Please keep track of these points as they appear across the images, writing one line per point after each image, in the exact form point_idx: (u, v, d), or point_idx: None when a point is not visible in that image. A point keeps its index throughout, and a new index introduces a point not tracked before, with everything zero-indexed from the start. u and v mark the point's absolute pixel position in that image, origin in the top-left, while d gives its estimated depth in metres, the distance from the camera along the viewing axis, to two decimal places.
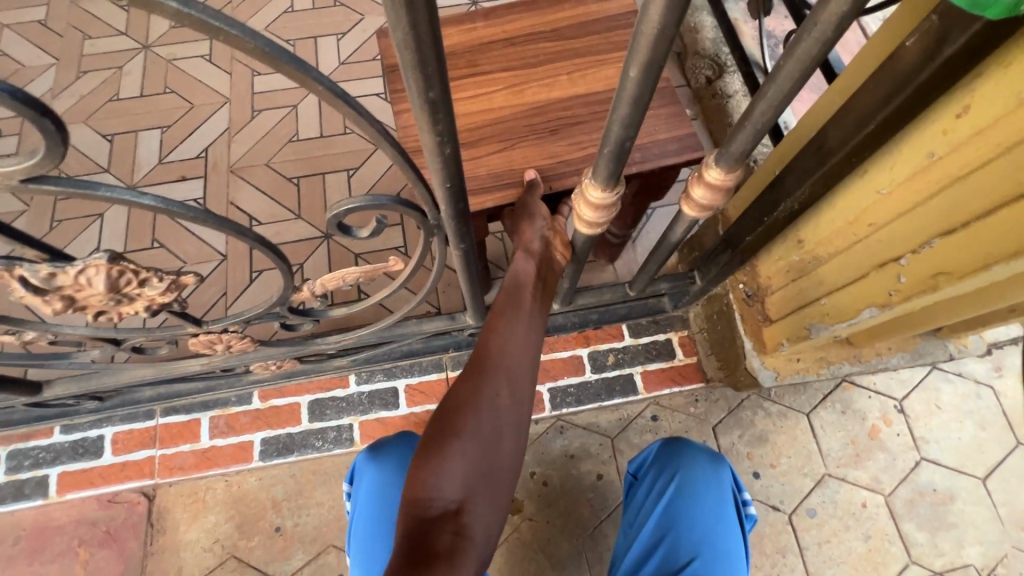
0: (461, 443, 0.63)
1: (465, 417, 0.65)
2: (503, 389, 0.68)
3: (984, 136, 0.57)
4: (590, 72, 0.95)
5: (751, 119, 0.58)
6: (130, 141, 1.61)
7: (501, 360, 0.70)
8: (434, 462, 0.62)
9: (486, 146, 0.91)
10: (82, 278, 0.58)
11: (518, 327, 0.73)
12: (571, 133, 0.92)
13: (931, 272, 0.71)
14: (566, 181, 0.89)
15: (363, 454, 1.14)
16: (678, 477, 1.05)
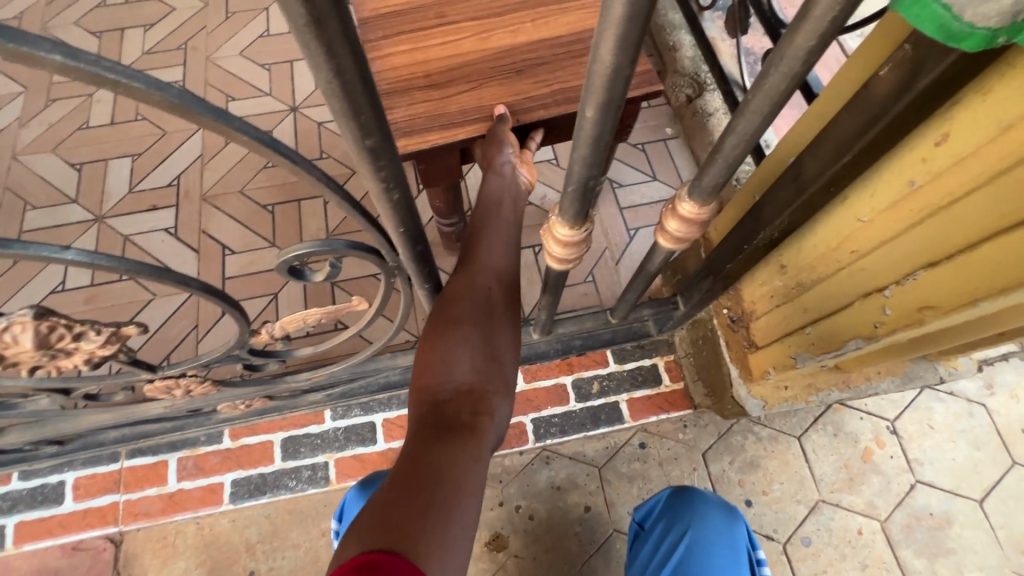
0: (462, 333, 0.67)
1: (463, 311, 0.69)
2: (494, 284, 0.72)
3: (964, 165, 0.54)
4: (555, 18, 0.89)
5: (722, 153, 0.56)
6: (100, 169, 1.57)
7: (490, 259, 0.74)
8: (439, 350, 0.66)
9: (453, 89, 0.87)
10: (7, 336, 0.53)
11: (497, 232, 0.77)
12: (538, 73, 0.87)
13: (916, 305, 0.68)
14: (534, 115, 0.86)
15: (354, 490, 1.08)
16: (687, 535, 0.97)
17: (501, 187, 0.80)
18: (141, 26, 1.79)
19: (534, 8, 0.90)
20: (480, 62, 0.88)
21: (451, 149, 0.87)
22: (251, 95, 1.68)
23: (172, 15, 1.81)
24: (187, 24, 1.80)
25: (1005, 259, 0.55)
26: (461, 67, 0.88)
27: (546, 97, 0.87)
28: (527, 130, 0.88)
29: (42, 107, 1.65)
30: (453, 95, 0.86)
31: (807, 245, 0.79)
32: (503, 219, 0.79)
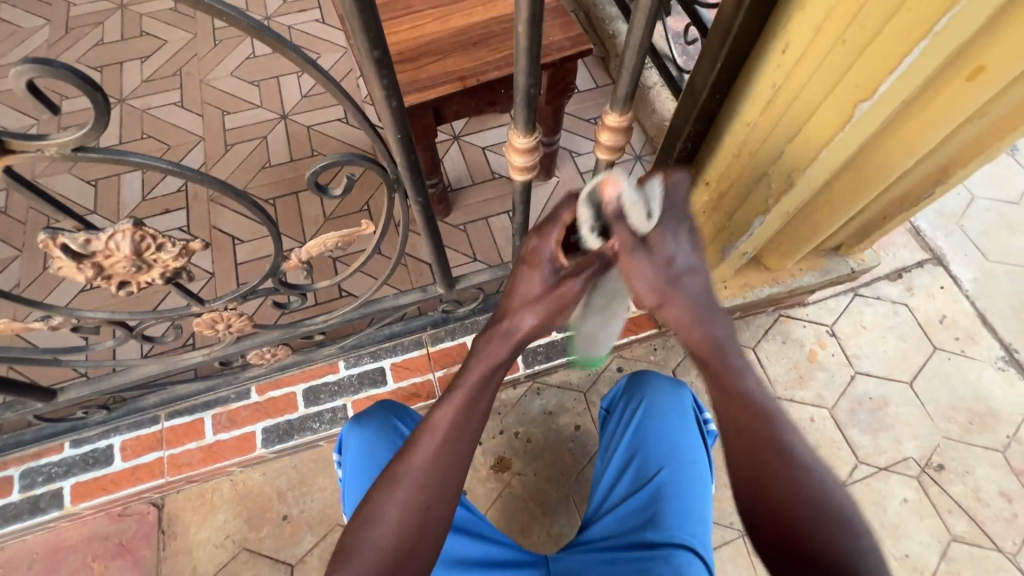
0: (376, 531, 0.67)
1: (384, 507, 0.68)
2: (429, 492, 0.68)
3: (802, 62, 0.75)
4: (497, 2, 1.26)
5: (626, 65, 0.77)
6: (113, 183, 1.75)
7: (426, 467, 0.68)
8: (355, 539, 0.68)
9: (425, 59, 1.21)
10: (111, 243, 0.72)
11: (449, 417, 0.69)
12: (489, 43, 1.22)
13: (789, 171, 0.90)
14: (489, 74, 1.19)
15: (345, 428, 1.17)
16: (645, 401, 1.16)
17: (479, 376, 0.71)
18: (138, 58, 2.00)
19: None
20: (444, 38, 1.22)
21: (426, 105, 1.19)
22: (244, 108, 1.87)
23: (164, 47, 2.02)
24: (180, 53, 2.01)
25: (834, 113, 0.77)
26: (429, 43, 1.22)
27: (498, 60, 1.20)
28: (485, 85, 1.20)
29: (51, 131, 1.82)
30: (423, 65, 1.20)
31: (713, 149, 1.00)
32: (468, 412, 0.70)
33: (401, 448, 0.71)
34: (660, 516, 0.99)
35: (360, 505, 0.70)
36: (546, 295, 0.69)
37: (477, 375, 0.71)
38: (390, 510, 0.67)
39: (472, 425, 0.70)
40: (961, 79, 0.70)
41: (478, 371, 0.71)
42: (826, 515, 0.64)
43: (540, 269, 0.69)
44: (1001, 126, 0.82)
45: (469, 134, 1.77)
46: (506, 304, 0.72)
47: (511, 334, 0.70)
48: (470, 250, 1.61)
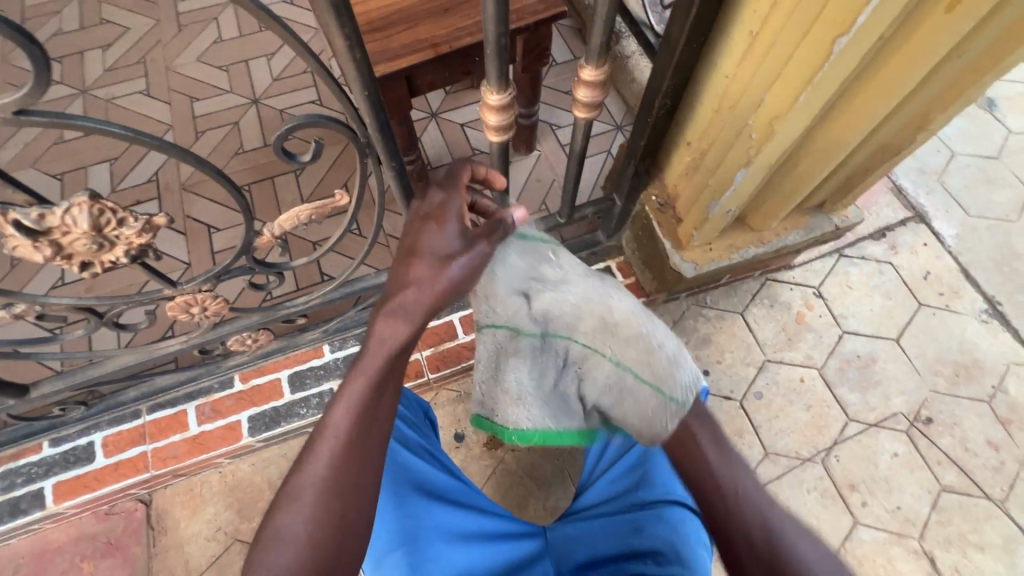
0: (282, 562, 0.58)
1: (287, 531, 0.60)
2: (342, 499, 0.61)
3: (778, 6, 0.74)
4: None
5: (599, 15, 0.75)
6: (81, 176, 1.69)
7: (342, 439, 0.62)
8: (271, 527, 0.60)
9: (394, 27, 1.17)
10: (68, 218, 0.68)
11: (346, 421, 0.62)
12: (460, 9, 1.19)
13: (769, 120, 0.88)
14: (462, 41, 1.16)
15: None
16: None
17: (378, 364, 0.63)
18: (99, 47, 1.92)
19: None
20: (414, 6, 1.19)
21: (399, 75, 1.15)
22: (212, 93, 1.82)
23: (127, 34, 1.94)
24: (143, 40, 1.93)
25: (816, 52, 0.75)
26: (399, 12, 1.18)
27: (470, 26, 1.17)
28: (458, 53, 1.17)
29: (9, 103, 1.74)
30: (393, 34, 1.16)
31: (693, 107, 0.99)
32: (371, 412, 0.63)
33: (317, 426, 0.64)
34: (651, 476, 1.00)
35: (257, 533, 0.61)
36: (461, 252, 0.63)
37: (374, 371, 0.63)
38: (291, 531, 0.60)
39: (377, 423, 0.64)
40: (940, 12, 0.69)
41: (374, 364, 0.63)
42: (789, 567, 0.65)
43: (449, 223, 0.64)
44: (977, 69, 0.82)
45: (446, 110, 1.74)
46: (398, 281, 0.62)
47: (414, 309, 0.61)
48: None
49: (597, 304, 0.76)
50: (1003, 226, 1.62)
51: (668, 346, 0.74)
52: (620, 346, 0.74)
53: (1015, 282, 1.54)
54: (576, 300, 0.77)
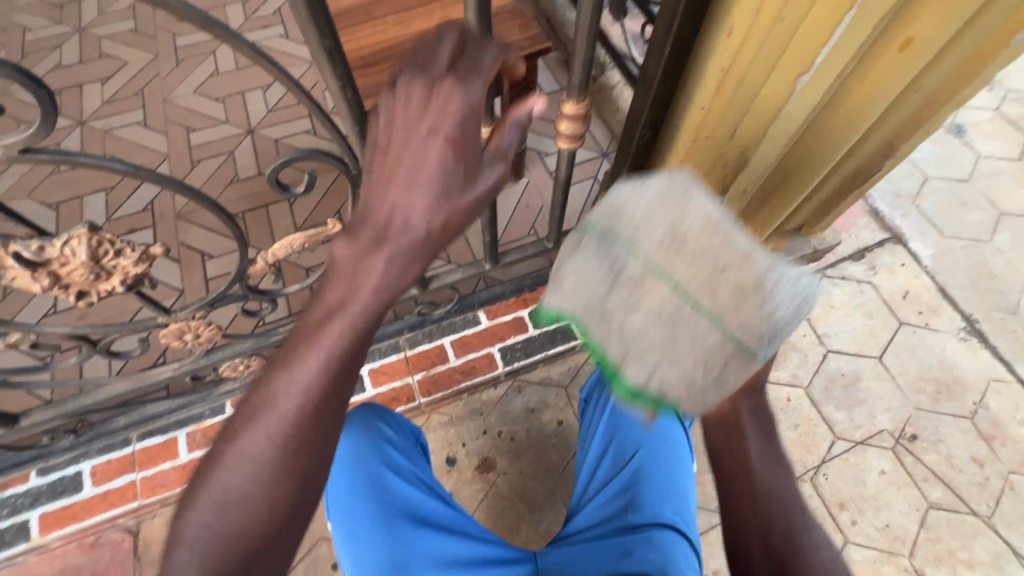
0: (222, 526, 0.53)
1: (233, 493, 0.53)
2: (293, 466, 0.54)
3: None
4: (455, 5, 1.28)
5: (578, 54, 0.80)
6: (76, 206, 1.72)
7: (298, 399, 0.53)
8: (216, 476, 0.54)
9: (386, 63, 1.22)
10: (67, 250, 0.71)
11: (313, 386, 0.53)
12: None
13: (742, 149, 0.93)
14: None
15: None
16: None
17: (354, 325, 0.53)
18: (98, 80, 1.97)
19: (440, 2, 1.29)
20: (405, 42, 1.24)
21: None
22: (208, 124, 1.86)
23: (125, 67, 2.00)
24: (141, 73, 1.99)
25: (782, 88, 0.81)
26: (390, 49, 1.24)
27: None
28: None
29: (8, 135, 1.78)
30: (386, 69, 1.21)
31: None
32: (341, 378, 0.54)
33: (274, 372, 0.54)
34: (639, 498, 1.04)
35: (203, 478, 0.55)
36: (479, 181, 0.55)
37: (349, 331, 0.52)
38: (232, 496, 0.53)
39: (346, 391, 0.55)
40: (894, 51, 0.76)
41: (351, 325, 0.53)
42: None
43: (466, 144, 0.53)
44: (934, 101, 0.87)
45: None
46: (385, 196, 0.53)
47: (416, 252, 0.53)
48: (444, 253, 1.65)
49: (678, 210, 0.58)
50: (977, 246, 1.67)
51: (768, 270, 0.55)
52: (695, 269, 0.55)
53: (991, 300, 1.59)
54: (679, 211, 0.58)
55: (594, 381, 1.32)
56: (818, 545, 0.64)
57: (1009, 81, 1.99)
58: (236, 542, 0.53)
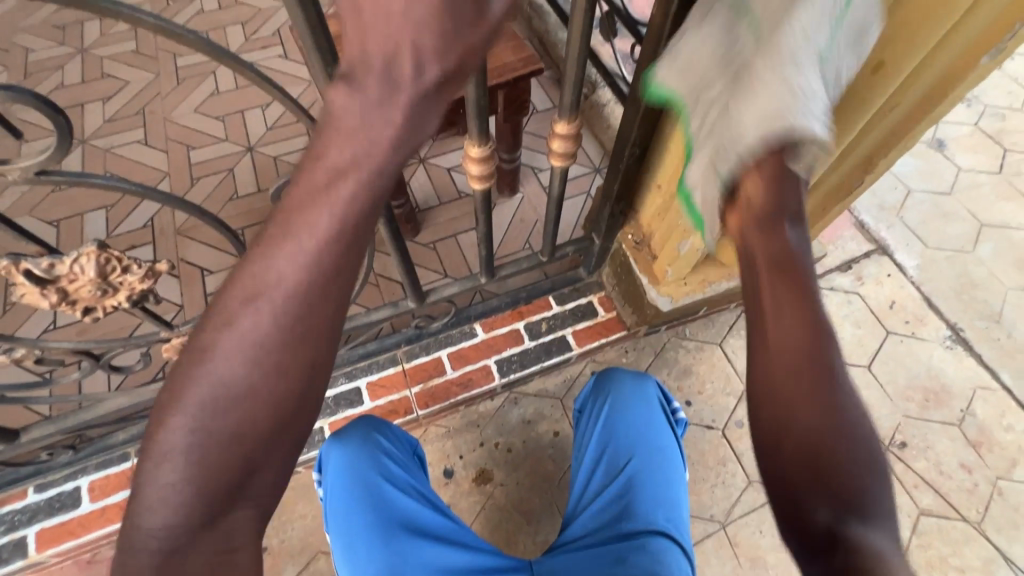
0: (209, 434, 0.47)
1: (221, 395, 0.47)
2: (290, 353, 0.49)
3: None
4: None
5: (568, 77, 0.84)
6: (77, 223, 1.74)
7: (292, 278, 0.48)
8: (199, 372, 0.48)
9: None
10: (76, 267, 0.73)
11: (311, 274, 0.48)
12: None
13: None
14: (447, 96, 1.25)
15: (326, 444, 1.18)
16: (611, 398, 1.25)
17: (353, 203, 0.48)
18: (99, 100, 2.01)
19: None
20: None
21: None
22: (208, 142, 1.90)
23: (126, 87, 2.04)
24: (142, 92, 2.02)
25: None
26: None
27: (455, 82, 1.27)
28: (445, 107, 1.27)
29: (10, 154, 1.81)
30: None
31: (661, 154, 1.07)
32: (330, 274, 0.48)
33: (262, 252, 0.49)
34: (634, 505, 1.09)
35: (178, 375, 0.49)
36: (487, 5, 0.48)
37: (351, 203, 0.47)
38: (225, 398, 0.47)
39: (348, 270, 0.49)
40: (868, 74, 0.79)
41: (356, 210, 0.48)
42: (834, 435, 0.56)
43: None
44: (909, 119, 0.91)
45: (434, 156, 1.83)
46: (387, 39, 0.46)
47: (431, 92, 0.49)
48: (440, 267, 1.68)
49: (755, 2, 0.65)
50: (960, 257, 1.72)
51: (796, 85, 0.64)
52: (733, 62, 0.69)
53: (975, 309, 1.63)
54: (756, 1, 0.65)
55: (587, 391, 1.35)
56: (847, 409, 0.58)
57: (986, 98, 2.06)
58: (227, 451, 0.47)
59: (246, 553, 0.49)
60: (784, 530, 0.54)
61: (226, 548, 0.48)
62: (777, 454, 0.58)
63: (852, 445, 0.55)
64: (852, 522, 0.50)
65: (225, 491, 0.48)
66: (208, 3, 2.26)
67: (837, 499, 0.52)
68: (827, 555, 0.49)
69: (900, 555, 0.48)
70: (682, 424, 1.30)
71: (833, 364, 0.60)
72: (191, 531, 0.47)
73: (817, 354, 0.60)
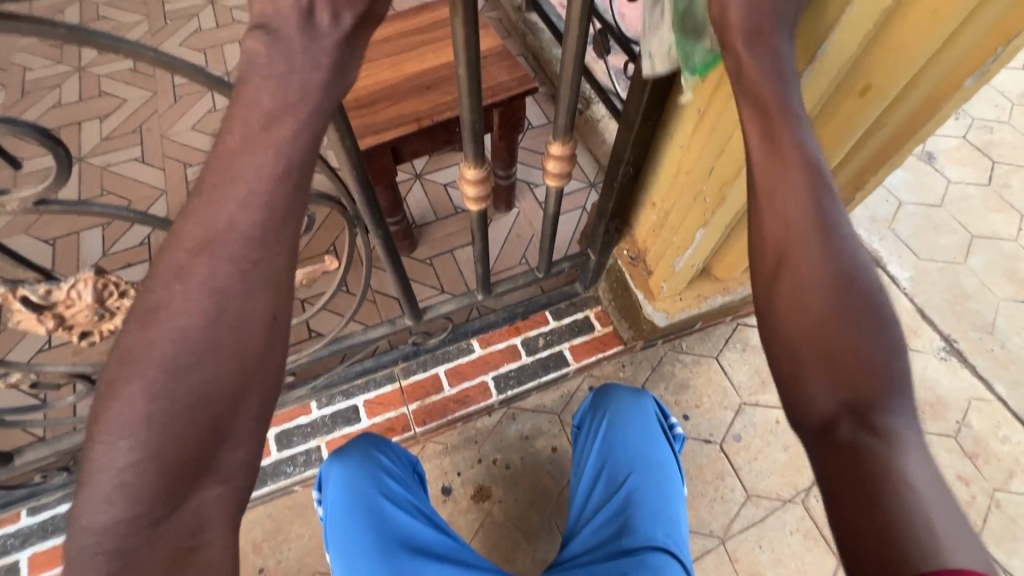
0: (161, 402, 0.46)
1: (172, 357, 0.47)
2: (241, 294, 0.49)
3: (719, 89, 0.83)
4: (447, 49, 1.36)
5: (562, 100, 0.85)
6: (73, 241, 1.74)
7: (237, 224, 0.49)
8: (148, 334, 0.47)
9: (381, 103, 1.28)
10: (73, 293, 0.73)
11: (261, 222, 0.49)
12: (442, 86, 1.31)
13: (720, 187, 0.97)
14: (443, 115, 1.27)
15: (325, 463, 1.17)
16: (609, 414, 1.25)
17: None
18: (97, 117, 2.02)
19: (433, 46, 1.36)
20: (399, 83, 1.30)
21: (385, 148, 1.26)
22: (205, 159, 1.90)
23: (124, 105, 2.05)
24: (140, 110, 2.04)
25: None
26: (385, 91, 1.29)
27: (451, 101, 1.28)
28: (442, 126, 1.28)
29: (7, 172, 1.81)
30: (381, 109, 1.27)
31: (655, 170, 1.08)
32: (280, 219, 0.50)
33: (204, 209, 0.50)
34: (632, 521, 1.09)
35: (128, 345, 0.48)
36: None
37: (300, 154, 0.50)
38: (178, 359, 0.46)
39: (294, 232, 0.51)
40: (855, 97, 0.80)
41: (300, 147, 0.51)
42: (830, 293, 0.53)
43: None
44: (899, 136, 0.93)
45: (430, 171, 1.84)
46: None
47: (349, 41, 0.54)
48: (437, 282, 1.68)
49: None
50: (952, 268, 1.74)
51: None
52: None
53: (968, 320, 1.65)
54: None
55: (586, 407, 1.35)
56: (859, 285, 0.53)
57: (974, 110, 2.10)
58: (182, 420, 0.46)
59: (215, 545, 0.46)
60: (783, 403, 0.53)
61: (188, 538, 0.45)
62: (773, 314, 0.56)
63: (864, 323, 0.51)
64: (862, 406, 0.48)
65: (183, 463, 0.45)
66: (206, 21, 2.28)
67: (845, 382, 0.49)
68: (827, 440, 0.48)
69: (912, 432, 0.46)
70: (680, 439, 1.30)
71: (841, 238, 0.54)
72: (146, 520, 0.44)
73: (821, 225, 0.54)
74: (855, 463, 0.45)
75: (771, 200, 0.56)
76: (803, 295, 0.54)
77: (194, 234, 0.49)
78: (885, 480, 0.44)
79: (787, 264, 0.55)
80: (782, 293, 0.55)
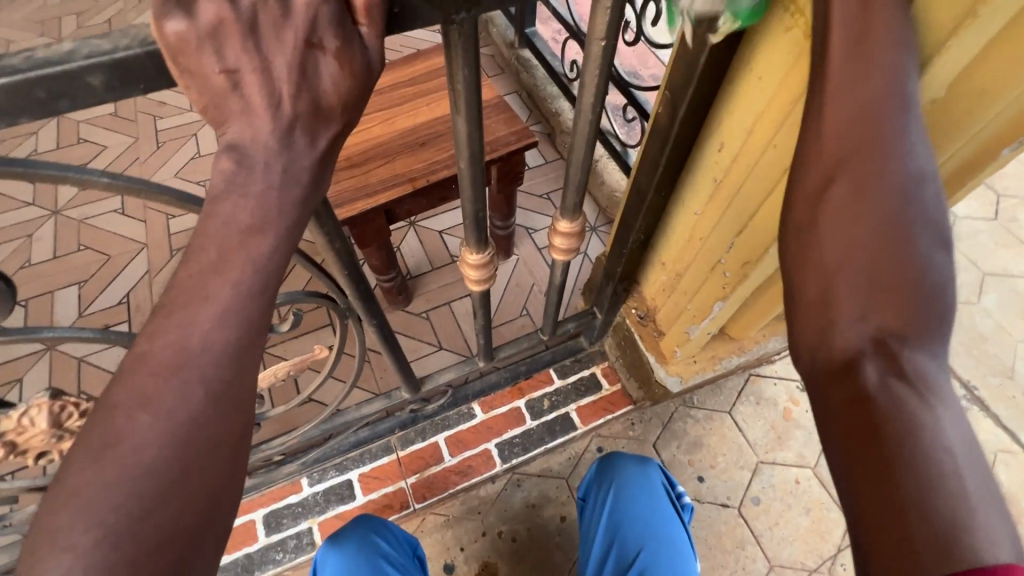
0: (120, 558, 0.34)
1: (139, 493, 0.35)
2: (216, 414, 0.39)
3: (738, 161, 0.75)
4: (441, 102, 1.29)
5: (569, 180, 0.78)
6: (47, 301, 1.66)
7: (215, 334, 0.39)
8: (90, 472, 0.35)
9: (373, 161, 1.21)
10: (25, 419, 0.65)
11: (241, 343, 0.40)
12: (436, 142, 1.24)
13: (742, 262, 0.90)
14: (439, 173, 1.20)
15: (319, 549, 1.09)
16: (615, 484, 1.17)
17: None
18: None
19: (428, 98, 1.30)
20: (391, 139, 1.24)
21: (379, 210, 1.19)
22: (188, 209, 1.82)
23: (103, 153, 1.98)
24: (120, 157, 1.96)
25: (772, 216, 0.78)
26: (375, 148, 1.22)
27: (446, 159, 1.22)
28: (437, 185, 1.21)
29: None
30: (372, 169, 1.20)
31: (666, 235, 1.02)
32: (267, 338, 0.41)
33: (170, 317, 0.39)
34: None
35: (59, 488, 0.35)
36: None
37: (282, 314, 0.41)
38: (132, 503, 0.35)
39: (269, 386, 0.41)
40: None
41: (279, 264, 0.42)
42: (883, 206, 0.43)
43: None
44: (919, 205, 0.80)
45: (425, 219, 1.77)
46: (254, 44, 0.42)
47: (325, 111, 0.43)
48: (434, 338, 1.60)
49: None
50: (965, 309, 1.69)
51: None
52: None
53: (987, 364, 1.59)
54: None
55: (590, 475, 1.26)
56: (920, 203, 0.43)
57: None
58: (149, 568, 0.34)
59: None
60: (800, 322, 0.46)
61: None
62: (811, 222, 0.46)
63: (914, 243, 0.42)
64: (890, 339, 0.41)
65: None
66: None
67: (878, 309, 0.42)
68: (847, 377, 0.41)
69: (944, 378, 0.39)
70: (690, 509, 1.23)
71: (915, 158, 0.43)
72: None
73: (897, 141, 0.43)
74: (872, 408, 0.38)
75: (843, 89, 0.44)
76: (851, 206, 0.44)
77: (165, 355, 0.39)
78: (905, 437, 0.36)
79: (840, 169, 0.45)
80: (826, 199, 0.45)
